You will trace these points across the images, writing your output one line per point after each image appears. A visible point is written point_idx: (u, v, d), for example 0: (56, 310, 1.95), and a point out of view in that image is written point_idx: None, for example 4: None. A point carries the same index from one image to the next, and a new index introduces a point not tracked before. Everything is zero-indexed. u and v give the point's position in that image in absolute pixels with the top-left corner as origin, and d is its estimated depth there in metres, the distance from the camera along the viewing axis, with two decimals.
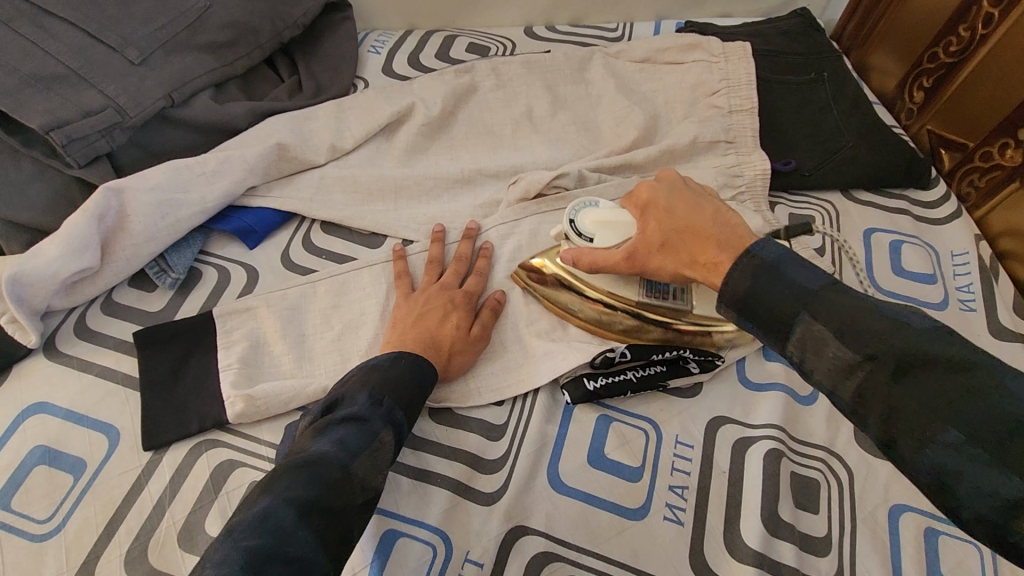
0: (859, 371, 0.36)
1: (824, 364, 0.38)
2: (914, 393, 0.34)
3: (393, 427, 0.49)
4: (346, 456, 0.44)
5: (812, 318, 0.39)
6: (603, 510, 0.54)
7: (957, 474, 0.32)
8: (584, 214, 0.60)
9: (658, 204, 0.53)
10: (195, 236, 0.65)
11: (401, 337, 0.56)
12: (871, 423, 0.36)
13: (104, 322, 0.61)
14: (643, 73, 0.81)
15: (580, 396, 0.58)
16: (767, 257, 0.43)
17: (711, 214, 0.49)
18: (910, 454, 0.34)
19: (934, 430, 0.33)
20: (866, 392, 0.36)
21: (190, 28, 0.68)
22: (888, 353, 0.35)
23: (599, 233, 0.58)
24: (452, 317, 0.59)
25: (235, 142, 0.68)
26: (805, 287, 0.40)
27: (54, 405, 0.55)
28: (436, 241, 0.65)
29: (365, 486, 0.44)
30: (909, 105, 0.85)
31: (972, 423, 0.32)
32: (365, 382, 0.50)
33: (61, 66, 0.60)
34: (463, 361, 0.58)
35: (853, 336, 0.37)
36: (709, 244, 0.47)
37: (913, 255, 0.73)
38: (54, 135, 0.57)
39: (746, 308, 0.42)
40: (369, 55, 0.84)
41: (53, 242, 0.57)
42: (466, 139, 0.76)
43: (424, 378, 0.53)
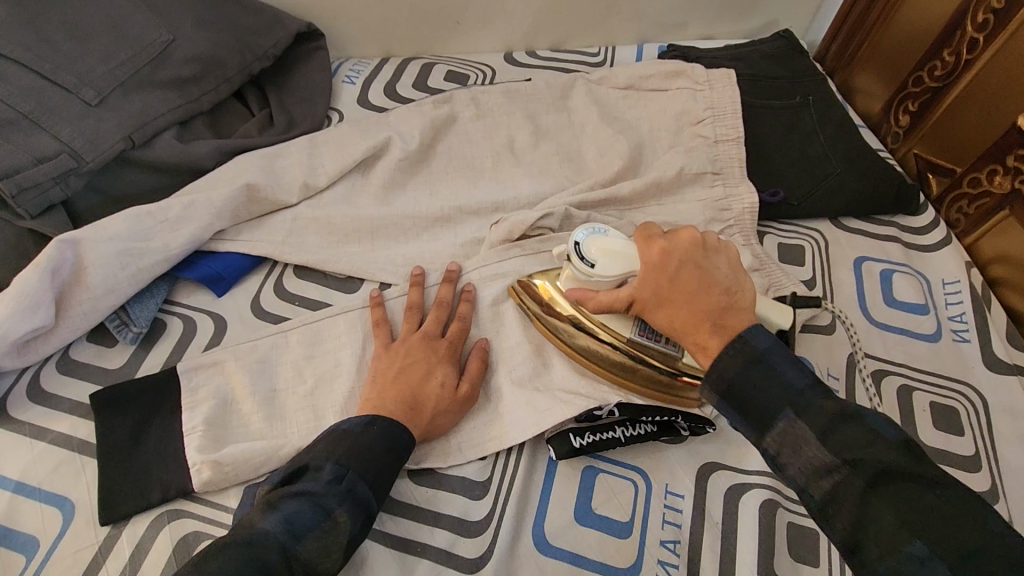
0: (835, 474, 0.39)
1: (802, 462, 0.41)
2: (886, 505, 0.37)
3: (354, 504, 0.46)
4: (290, 539, 0.42)
5: (796, 416, 0.41)
6: (593, 572, 0.51)
7: None
8: (592, 239, 0.55)
9: (665, 269, 0.50)
10: (160, 284, 0.62)
11: (381, 396, 0.53)
12: (840, 523, 0.38)
13: (60, 382, 0.57)
14: (627, 101, 0.79)
15: (566, 453, 0.56)
16: (755, 348, 0.44)
17: (717, 296, 0.48)
18: (873, 557, 0.37)
19: (902, 540, 0.36)
20: (839, 494, 0.39)
21: (152, 64, 0.64)
22: (867, 461, 0.38)
23: (602, 260, 0.54)
24: (436, 371, 0.56)
25: (201, 183, 0.64)
26: (794, 387, 0.42)
27: (4, 477, 0.52)
28: (418, 286, 0.62)
29: (309, 569, 0.42)
30: (895, 128, 0.84)
31: (937, 539, 0.35)
32: (332, 449, 0.48)
33: (11, 111, 0.56)
34: (447, 420, 0.55)
35: (831, 442, 0.40)
36: (703, 323, 0.47)
37: (904, 285, 0.72)
38: (2, 184, 0.54)
39: (727, 394, 0.44)
40: (344, 85, 0.81)
41: (2, 301, 0.53)
42: (445, 173, 0.73)
43: (398, 446, 0.50)
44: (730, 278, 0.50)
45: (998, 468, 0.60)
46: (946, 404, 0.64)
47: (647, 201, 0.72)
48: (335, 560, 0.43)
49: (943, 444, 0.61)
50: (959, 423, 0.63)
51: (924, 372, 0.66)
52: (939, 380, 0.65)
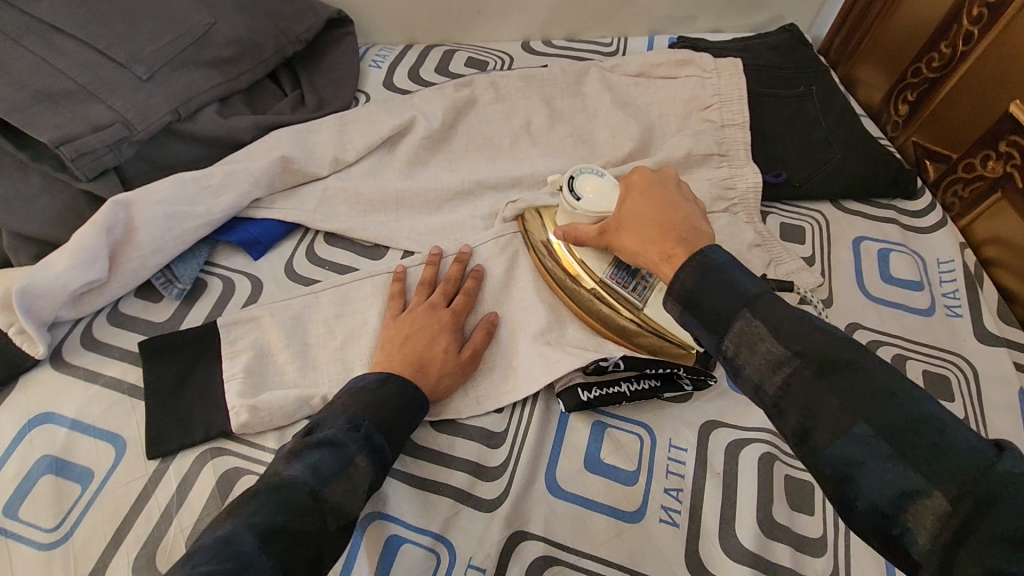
0: (788, 367, 0.40)
1: (756, 360, 0.42)
2: (832, 390, 0.38)
3: (371, 453, 0.49)
4: (317, 481, 0.44)
5: (751, 315, 0.43)
6: (600, 513, 0.55)
7: (862, 462, 0.36)
8: (585, 178, 0.64)
9: (642, 189, 0.57)
10: (202, 246, 0.66)
11: (389, 358, 0.57)
12: (791, 414, 0.40)
13: (111, 332, 0.61)
14: (638, 87, 0.83)
15: (575, 406, 0.59)
16: (715, 257, 0.46)
17: (686, 216, 0.53)
18: (820, 444, 0.38)
19: (847, 421, 0.37)
20: (790, 387, 0.40)
21: (196, 44, 0.69)
22: (814, 353, 0.39)
23: (588, 196, 0.62)
24: (438, 339, 0.59)
25: (240, 155, 0.69)
26: (749, 291, 0.43)
27: (61, 416, 0.56)
28: (430, 261, 0.65)
29: (338, 511, 0.44)
30: (895, 117, 0.88)
31: (878, 418, 0.36)
32: (347, 406, 0.51)
33: (70, 82, 0.60)
34: (451, 383, 0.58)
35: (784, 337, 0.41)
36: (671, 236, 0.51)
37: (900, 263, 0.75)
38: (63, 149, 0.58)
39: (689, 305, 0.46)
40: (370, 69, 0.86)
41: (62, 255, 0.58)
42: (466, 151, 0.77)
43: (408, 400, 0.54)
44: (693, 207, 0.56)
45: (985, 431, 0.64)
46: (937, 372, 0.67)
47: None
48: (359, 502, 0.46)
49: None
50: (948, 390, 0.66)
51: (917, 343, 0.69)
52: (932, 350, 0.69)
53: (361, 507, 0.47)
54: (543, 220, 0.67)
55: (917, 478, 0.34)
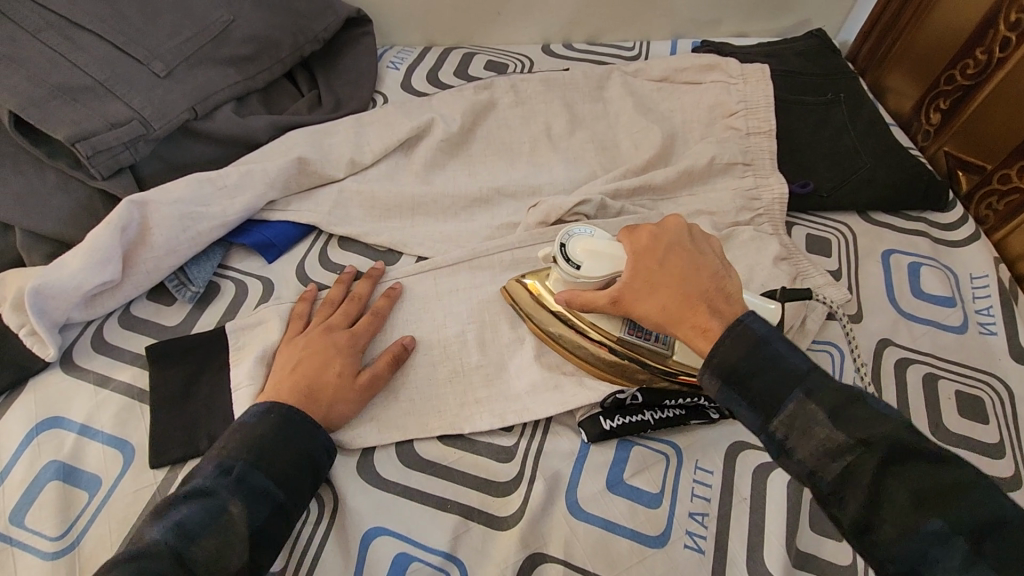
0: (849, 454, 0.40)
1: (811, 445, 0.41)
2: (901, 482, 0.38)
3: (248, 493, 0.46)
4: (181, 541, 0.42)
5: (804, 398, 0.42)
6: (622, 537, 0.53)
7: (935, 560, 0.36)
8: (577, 241, 0.56)
9: (655, 253, 0.52)
10: (216, 249, 0.65)
11: (277, 386, 0.54)
12: (852, 505, 0.39)
13: (123, 335, 0.60)
14: (662, 92, 0.81)
15: (597, 436, 0.57)
16: (758, 330, 0.46)
17: (710, 279, 0.50)
18: (885, 537, 0.38)
19: (918, 518, 0.37)
20: (852, 475, 0.39)
21: (214, 42, 0.68)
22: (879, 441, 0.39)
23: (589, 262, 0.55)
24: (335, 361, 0.56)
25: (257, 155, 0.68)
26: (797, 370, 0.43)
27: (70, 420, 0.55)
28: (341, 282, 0.64)
29: (213, 567, 0.42)
30: (926, 126, 0.85)
31: (955, 516, 0.36)
32: (223, 446, 0.49)
33: (87, 78, 0.60)
34: (348, 409, 0.55)
35: (843, 423, 0.41)
36: (701, 309, 0.48)
37: (932, 278, 0.73)
38: (79, 146, 0.57)
39: (730, 379, 0.45)
40: (388, 70, 0.85)
41: (76, 255, 0.56)
42: (484, 156, 0.76)
43: (294, 432, 0.50)
44: (713, 260, 0.52)
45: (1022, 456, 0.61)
46: (971, 393, 0.65)
47: (679, 187, 0.74)
48: (240, 553, 0.44)
49: (967, 430, 0.62)
50: (983, 412, 0.64)
51: (950, 362, 0.67)
52: (966, 370, 0.66)
53: (249, 556, 0.44)
54: (529, 285, 0.62)
55: None
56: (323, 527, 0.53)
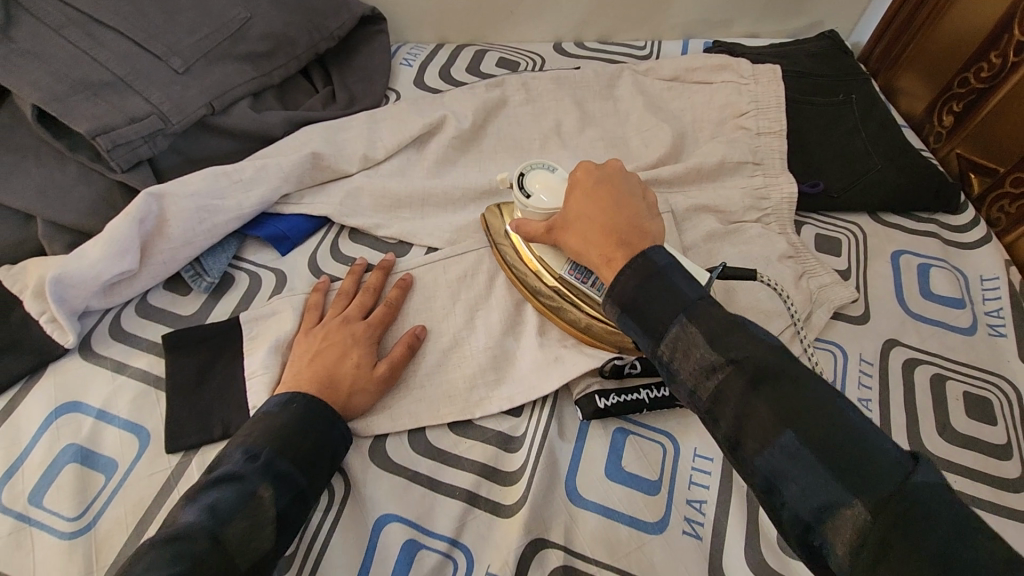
0: (721, 374, 0.42)
1: (692, 367, 0.43)
2: (762, 399, 0.40)
3: (275, 478, 0.47)
4: (214, 523, 0.43)
5: (688, 322, 0.44)
6: (622, 524, 0.54)
7: (786, 472, 0.38)
8: (536, 174, 0.63)
9: (586, 187, 0.57)
10: (230, 241, 0.67)
11: (296, 378, 0.55)
12: (723, 422, 0.41)
13: (139, 323, 0.62)
14: (673, 91, 0.82)
15: (592, 414, 0.59)
16: (657, 261, 0.48)
17: (627, 216, 0.54)
18: (750, 452, 0.40)
19: (774, 431, 0.39)
20: (724, 393, 0.41)
21: (232, 38, 0.69)
22: (746, 362, 0.41)
23: (539, 193, 0.61)
24: (352, 352, 0.57)
25: (271, 150, 0.69)
26: (688, 298, 0.45)
27: (87, 405, 0.56)
28: (353, 272, 0.64)
29: (242, 549, 0.43)
30: (938, 128, 0.85)
31: (806, 430, 0.38)
32: (249, 433, 0.50)
33: (108, 73, 0.61)
34: (365, 399, 0.56)
35: (719, 345, 0.42)
36: (611, 239, 0.53)
37: (941, 279, 0.73)
38: (99, 139, 0.58)
39: (629, 309, 0.48)
40: (401, 67, 0.86)
41: (95, 245, 0.58)
42: (495, 152, 0.77)
43: (314, 420, 0.51)
44: (641, 205, 0.56)
45: None
46: (979, 394, 0.65)
47: (688, 184, 0.74)
48: (268, 535, 0.44)
49: (975, 431, 0.62)
50: (991, 413, 0.63)
51: (958, 363, 0.67)
52: (974, 371, 0.66)
53: (277, 539, 0.45)
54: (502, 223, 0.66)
55: (839, 491, 0.36)
56: (333, 515, 0.53)
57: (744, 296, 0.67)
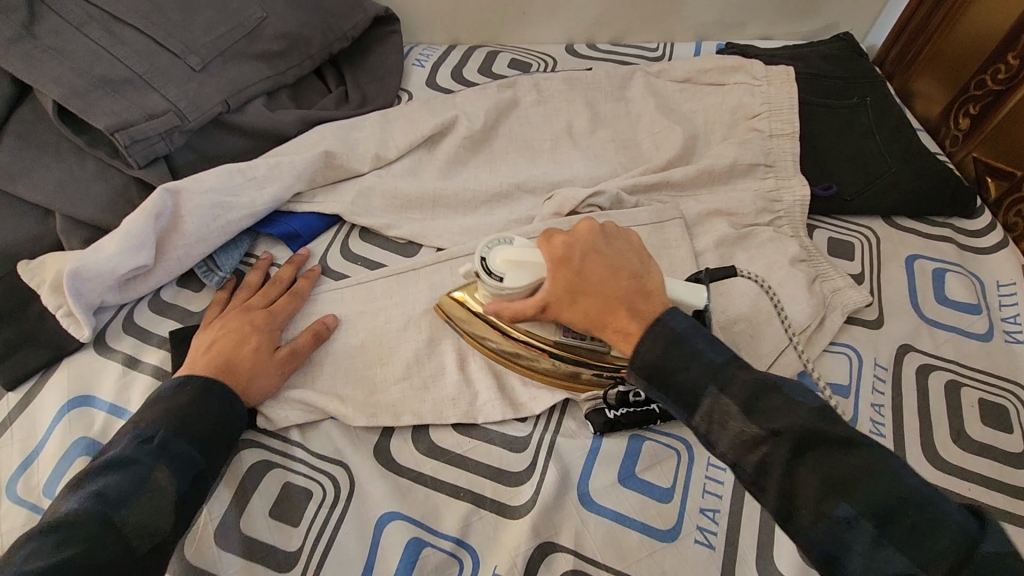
0: (763, 446, 0.42)
1: (729, 436, 0.43)
2: (810, 468, 0.40)
3: (174, 461, 0.47)
4: (104, 508, 0.43)
5: (717, 392, 0.44)
6: (633, 530, 0.53)
7: (847, 544, 0.38)
8: (498, 252, 0.56)
9: (570, 259, 0.53)
10: (244, 239, 0.67)
11: (193, 362, 0.55)
12: (770, 491, 0.41)
13: (152, 319, 0.62)
14: (685, 93, 0.81)
15: (602, 426, 0.58)
16: (675, 326, 0.48)
17: (626, 280, 0.51)
18: (804, 524, 0.40)
19: (829, 504, 0.39)
20: (767, 463, 0.41)
21: (248, 37, 0.70)
22: (788, 430, 0.41)
23: (511, 272, 0.54)
24: (252, 337, 0.57)
25: (284, 148, 0.70)
26: (715, 363, 0.45)
27: (100, 399, 0.57)
28: (258, 267, 0.65)
29: (143, 532, 0.43)
30: (954, 131, 0.84)
31: (861, 499, 0.38)
32: (140, 420, 0.49)
33: (127, 70, 0.62)
34: (264, 384, 0.56)
35: (755, 415, 0.42)
36: (621, 310, 0.50)
37: (956, 284, 0.72)
38: (118, 135, 0.59)
39: (655, 380, 0.47)
40: (413, 68, 0.86)
41: (113, 239, 0.59)
42: (506, 153, 0.77)
43: (213, 401, 0.52)
44: (632, 260, 0.53)
45: None
46: (995, 401, 0.64)
47: (699, 186, 0.74)
48: (167, 517, 0.45)
49: (990, 439, 0.61)
50: (1007, 421, 0.62)
51: (973, 369, 0.66)
52: (990, 378, 0.65)
53: (177, 522, 0.46)
54: (457, 296, 0.61)
55: (908, 564, 0.36)
56: (340, 512, 0.54)
57: (755, 300, 0.66)
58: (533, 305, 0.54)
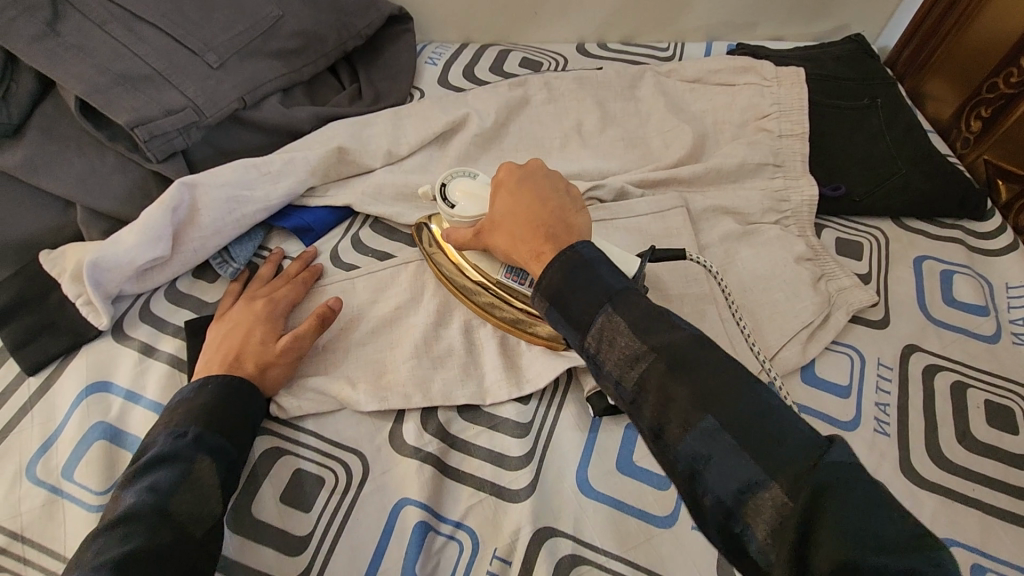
0: (644, 363, 0.42)
1: (616, 357, 0.44)
2: (684, 384, 0.40)
3: (209, 451, 0.50)
4: (156, 501, 0.45)
5: (613, 314, 0.45)
6: (631, 516, 0.54)
7: (707, 455, 0.38)
8: (457, 183, 0.61)
9: (508, 186, 0.56)
10: (257, 231, 0.69)
11: (208, 361, 0.57)
12: (647, 410, 0.42)
13: (167, 309, 0.64)
14: (694, 92, 0.82)
15: (603, 410, 0.58)
16: (584, 253, 0.48)
17: (554, 212, 0.53)
18: (675, 438, 0.40)
19: (696, 415, 0.39)
20: (646, 381, 0.42)
21: (264, 35, 0.71)
22: (664, 348, 0.42)
23: (462, 201, 0.59)
24: (258, 327, 0.59)
25: (298, 144, 0.71)
26: (613, 288, 0.46)
27: (117, 386, 0.59)
28: (270, 261, 0.66)
29: (195, 517, 0.47)
30: (965, 134, 0.84)
31: (724, 411, 0.39)
32: (170, 418, 0.51)
33: (147, 67, 0.63)
34: (278, 373, 0.57)
35: (641, 334, 0.43)
36: (540, 235, 0.51)
37: (964, 286, 0.72)
38: (137, 130, 0.61)
39: (556, 301, 0.47)
40: (426, 66, 0.87)
41: (131, 231, 0.60)
42: (516, 150, 0.78)
43: (236, 393, 0.54)
44: (565, 199, 0.55)
45: None
46: (1001, 403, 0.64)
47: (707, 185, 0.74)
48: (213, 502, 0.48)
49: (995, 440, 0.61)
50: (1013, 423, 0.62)
51: (980, 371, 0.66)
52: (997, 380, 0.65)
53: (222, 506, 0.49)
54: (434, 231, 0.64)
55: (758, 471, 0.36)
56: (347, 498, 0.55)
57: (759, 298, 0.67)
58: (471, 231, 0.58)
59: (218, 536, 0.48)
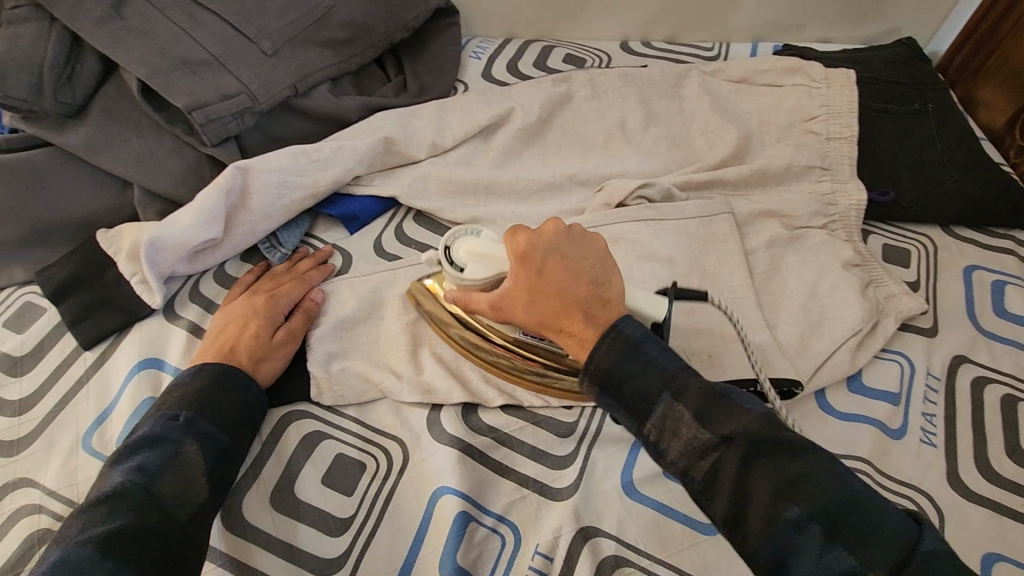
0: (713, 453, 0.43)
1: (679, 445, 0.44)
2: (763, 476, 0.41)
3: (200, 437, 0.50)
4: (144, 479, 0.45)
5: (669, 400, 0.45)
6: (675, 521, 0.54)
7: (794, 548, 0.39)
8: (461, 242, 0.55)
9: (531, 258, 0.49)
10: (304, 218, 0.70)
11: (205, 350, 0.57)
12: (721, 500, 0.42)
13: (215, 291, 0.65)
14: (740, 92, 0.81)
15: None
16: (629, 334, 0.47)
17: (590, 289, 0.48)
18: (755, 529, 0.41)
19: (780, 509, 0.40)
20: (717, 469, 0.42)
21: (316, 24, 0.72)
22: (738, 437, 0.42)
23: (471, 264, 0.54)
24: (252, 323, 0.59)
25: (345, 132, 0.72)
26: (666, 371, 0.45)
27: (167, 363, 0.60)
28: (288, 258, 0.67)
29: (181, 501, 0.46)
30: (1020, 142, 0.82)
31: (812, 502, 0.39)
32: (162, 403, 0.52)
33: (204, 52, 0.65)
34: (267, 368, 0.58)
35: (704, 422, 0.43)
36: (578, 317, 0.48)
37: (1016, 297, 0.70)
38: (195, 114, 0.62)
39: (608, 385, 0.46)
40: (470, 60, 0.88)
41: (187, 213, 0.62)
42: (559, 146, 0.78)
43: (230, 382, 0.54)
44: (598, 268, 0.49)
45: None
46: None
47: (752, 187, 0.73)
48: (201, 487, 0.48)
49: None
50: None
51: None
52: None
53: (210, 493, 0.48)
54: (428, 285, 0.62)
55: (852, 562, 0.38)
56: (389, 485, 0.56)
57: (802, 302, 0.66)
58: (486, 305, 0.53)
59: (205, 522, 0.47)
